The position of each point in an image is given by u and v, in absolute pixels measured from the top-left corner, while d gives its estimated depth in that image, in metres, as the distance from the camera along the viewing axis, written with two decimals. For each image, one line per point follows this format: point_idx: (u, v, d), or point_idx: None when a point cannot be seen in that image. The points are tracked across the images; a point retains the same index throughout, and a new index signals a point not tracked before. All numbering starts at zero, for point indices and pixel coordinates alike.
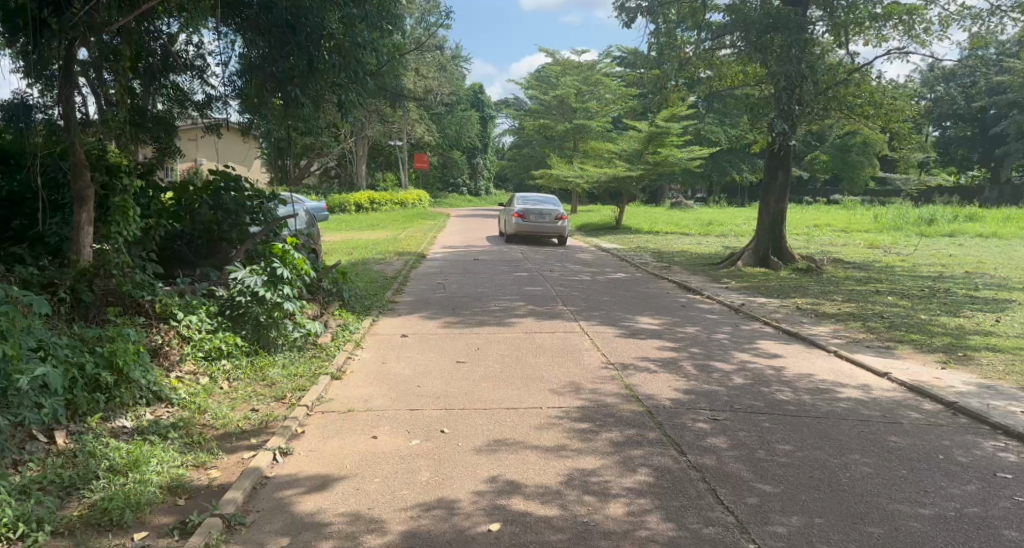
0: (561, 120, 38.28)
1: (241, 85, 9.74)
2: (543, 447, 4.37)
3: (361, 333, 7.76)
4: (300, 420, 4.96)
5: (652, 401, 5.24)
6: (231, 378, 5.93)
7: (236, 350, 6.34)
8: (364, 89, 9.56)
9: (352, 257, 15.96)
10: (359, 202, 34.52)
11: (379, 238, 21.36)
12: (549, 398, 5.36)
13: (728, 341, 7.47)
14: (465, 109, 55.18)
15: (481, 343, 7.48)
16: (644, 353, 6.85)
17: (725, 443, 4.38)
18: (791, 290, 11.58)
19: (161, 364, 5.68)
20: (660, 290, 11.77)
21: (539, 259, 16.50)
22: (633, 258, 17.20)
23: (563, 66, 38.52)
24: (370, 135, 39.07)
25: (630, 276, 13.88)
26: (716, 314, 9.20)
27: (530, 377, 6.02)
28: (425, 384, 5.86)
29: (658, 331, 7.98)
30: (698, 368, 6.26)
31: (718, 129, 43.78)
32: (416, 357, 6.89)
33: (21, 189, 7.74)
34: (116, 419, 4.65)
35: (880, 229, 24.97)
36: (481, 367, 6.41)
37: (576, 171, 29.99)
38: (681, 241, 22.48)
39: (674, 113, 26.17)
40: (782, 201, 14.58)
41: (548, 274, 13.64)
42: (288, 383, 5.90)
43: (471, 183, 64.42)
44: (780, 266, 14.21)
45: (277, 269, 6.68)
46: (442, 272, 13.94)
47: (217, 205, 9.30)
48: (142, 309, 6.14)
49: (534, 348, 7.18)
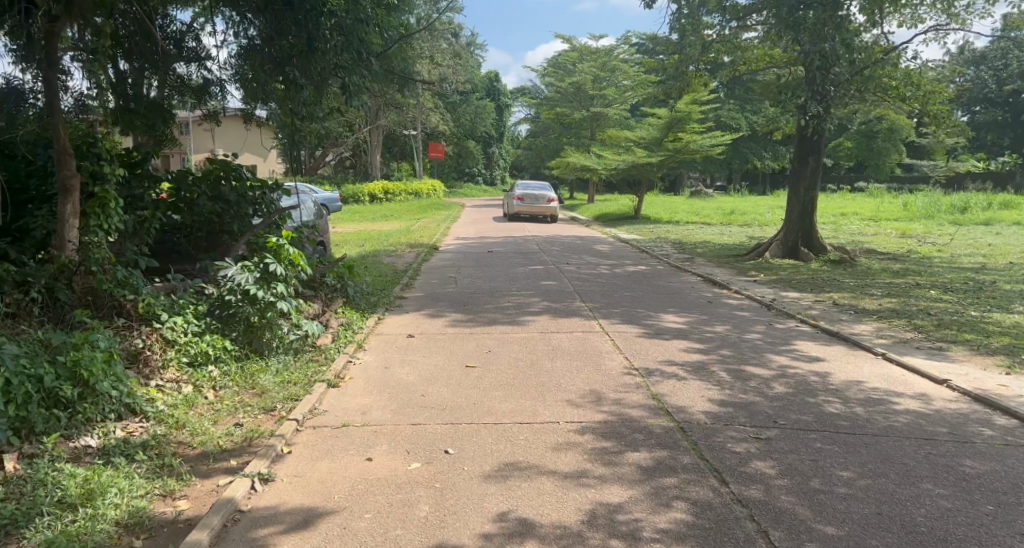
0: (577, 107, 37.42)
1: (239, 67, 9.24)
2: (561, 474, 3.78)
3: (363, 333, 7.22)
4: (287, 438, 4.43)
5: (683, 414, 4.63)
6: (219, 388, 5.40)
7: (225, 354, 5.81)
8: (370, 70, 8.98)
9: (363, 249, 15.46)
10: (373, 193, 34.08)
11: (391, 229, 20.85)
12: (567, 411, 4.78)
13: (763, 342, 6.83)
14: (480, 98, 54.52)
15: (493, 344, 6.93)
16: (671, 356, 6.24)
17: (772, 470, 3.77)
18: (824, 283, 10.87)
19: (140, 373, 5.17)
20: (684, 284, 11.14)
21: (555, 251, 15.90)
22: (654, 249, 16.52)
23: (579, 53, 37.57)
24: (384, 125, 38.55)
25: (651, 268, 13.23)
26: (746, 311, 8.54)
27: (545, 386, 5.44)
28: (430, 393, 5.30)
29: (684, 330, 7.35)
30: (733, 375, 5.64)
31: (738, 115, 42.71)
32: (422, 360, 6.33)
33: (8, 177, 7.20)
34: (80, 437, 4.14)
35: (911, 217, 24.05)
36: (492, 373, 5.85)
37: (593, 160, 29.26)
38: (704, 231, 21.77)
39: (696, 98, 25.31)
40: (812, 189, 13.83)
41: (565, 267, 13.04)
42: (280, 391, 5.37)
43: (487, 173, 63.82)
44: (811, 258, 13.49)
45: (270, 265, 6.15)
46: (454, 265, 13.36)
47: (216, 195, 8.77)
48: (123, 310, 5.62)
49: (550, 350, 6.61)
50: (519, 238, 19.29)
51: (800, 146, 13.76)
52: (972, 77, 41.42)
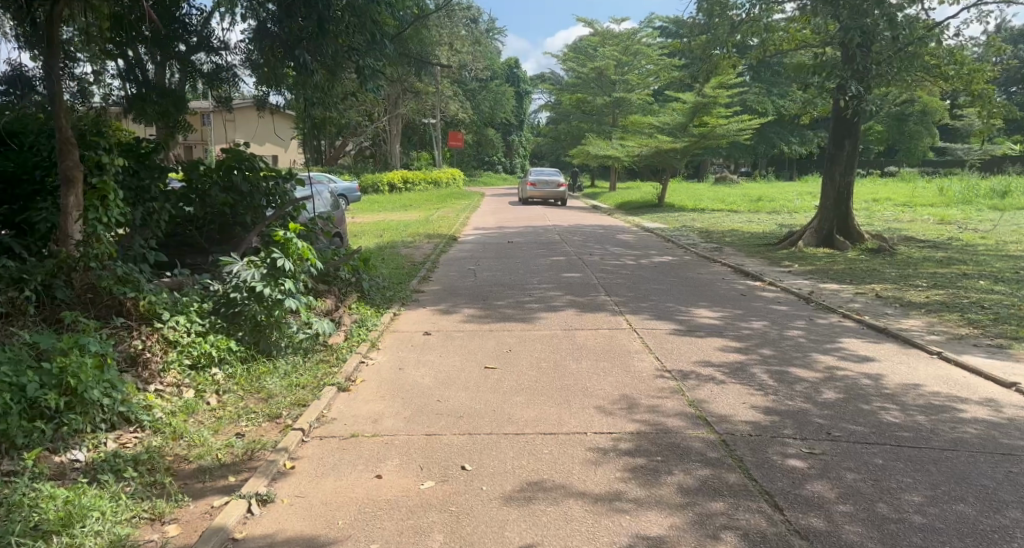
0: (599, 93, 36.71)
1: (252, 53, 8.91)
2: (591, 496, 3.37)
3: (378, 331, 6.88)
4: (291, 452, 4.07)
5: (725, 425, 4.20)
6: (222, 392, 5.04)
7: (230, 356, 5.46)
8: (384, 53, 8.60)
9: (381, 240, 15.11)
10: (392, 182, 33.74)
11: (410, 220, 20.51)
12: (596, 421, 4.36)
13: (805, 340, 6.35)
14: (500, 85, 53.90)
15: (513, 342, 6.54)
16: (707, 356, 5.79)
17: (831, 492, 3.32)
18: (864, 274, 10.29)
19: (138, 377, 4.83)
20: (714, 275, 10.64)
21: (578, 241, 15.41)
22: (680, 238, 15.97)
23: (601, 37, 36.72)
24: (402, 113, 38.14)
25: (677, 259, 12.74)
26: (783, 305, 8.03)
27: (572, 390, 5.03)
28: (447, 399, 4.92)
29: (718, 326, 6.90)
30: (775, 378, 5.20)
31: (764, 99, 41.66)
32: (439, 361, 5.96)
33: (14, 169, 6.74)
34: (67, 451, 3.81)
35: (948, 203, 23.17)
36: (513, 375, 5.47)
37: (616, 146, 28.62)
38: (733, 219, 21.16)
39: (722, 82, 24.56)
40: (849, 173, 13.23)
41: (589, 257, 12.57)
42: (287, 396, 5.00)
43: (507, 161, 63.25)
44: (847, 247, 12.89)
45: (278, 260, 5.72)
46: (473, 256, 12.96)
47: (228, 186, 8.43)
48: (123, 308, 5.27)
49: (574, 349, 6.20)
50: (540, 228, 18.83)
51: (836, 128, 13.14)
52: (1011, 57, 39.96)
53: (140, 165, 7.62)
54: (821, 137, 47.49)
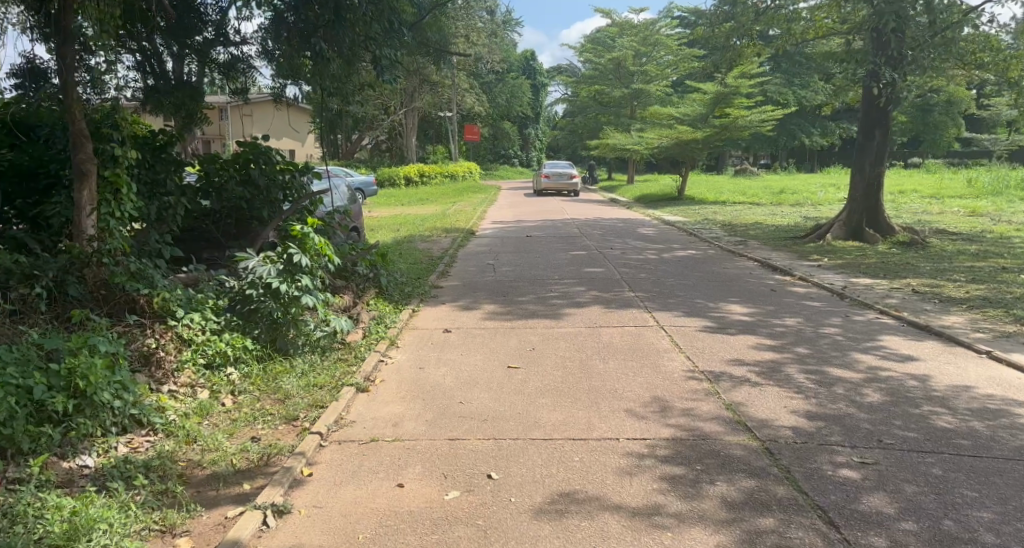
0: (617, 84, 36.28)
1: (269, 45, 8.71)
2: (628, 510, 3.13)
3: (397, 328, 6.68)
4: (309, 457, 3.88)
5: (767, 431, 3.95)
6: (238, 392, 4.84)
7: (246, 355, 5.27)
8: (401, 41, 8.38)
9: (398, 235, 14.93)
10: (409, 176, 33.58)
11: (427, 214, 20.32)
12: (628, 426, 4.12)
13: (843, 338, 6.06)
14: (516, 78, 53.52)
15: (537, 341, 6.31)
16: (740, 356, 5.51)
17: (889, 507, 3.06)
18: (897, 269, 9.94)
19: (151, 377, 4.66)
20: (740, 270, 10.33)
21: (598, 235, 15.13)
22: (703, 232, 15.63)
23: (619, 27, 36.23)
24: (418, 106, 37.93)
25: (701, 253, 12.43)
26: (817, 301, 7.73)
27: (600, 393, 4.79)
28: (470, 401, 4.70)
29: (751, 323, 6.62)
30: (816, 379, 4.93)
31: (784, 90, 40.99)
32: (460, 360, 5.75)
33: (29, 163, 6.58)
34: (76, 456, 3.64)
35: (978, 194, 22.59)
36: (539, 376, 5.24)
37: (634, 138, 28.24)
38: (755, 212, 20.77)
39: (744, 72, 24.10)
40: (879, 163, 12.89)
41: (610, 252, 12.30)
42: (304, 397, 4.80)
43: (524, 154, 62.89)
44: (878, 240, 12.54)
45: (294, 256, 5.43)
46: (492, 250, 12.74)
47: (244, 180, 8.25)
48: (136, 305, 5.09)
49: (600, 348, 5.95)
50: (559, 221, 18.56)
51: (867, 116, 12.81)
52: None
53: (155, 159, 7.46)
54: (843, 128, 46.70)
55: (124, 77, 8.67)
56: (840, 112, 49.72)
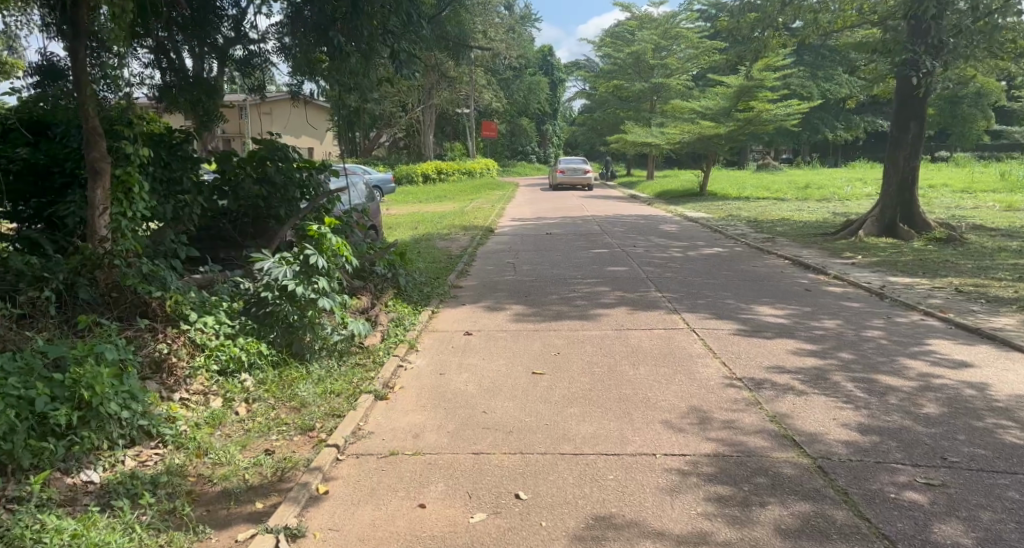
0: (636, 78, 35.79)
1: (287, 41, 8.50)
2: (672, 538, 2.86)
3: (417, 331, 6.46)
4: (325, 471, 3.65)
5: (819, 447, 3.66)
6: (253, 399, 4.61)
7: (261, 360, 5.03)
8: (420, 35, 8.16)
9: (416, 232, 14.73)
10: (427, 172, 33.41)
11: (445, 211, 20.12)
12: (666, 440, 3.83)
13: (888, 342, 5.75)
14: (533, 73, 53.13)
15: (562, 344, 6.04)
16: (780, 362, 5.22)
17: (965, 537, 2.77)
18: (936, 267, 9.56)
19: (163, 384, 4.45)
20: (771, 268, 9.99)
21: (620, 232, 14.82)
22: (728, 228, 15.27)
23: (639, 21, 35.73)
24: (435, 102, 37.70)
25: (727, 250, 12.07)
26: (855, 302, 7.40)
27: (633, 402, 4.51)
28: (494, 410, 4.45)
29: (788, 326, 6.32)
30: (864, 388, 4.63)
31: (808, 83, 40.26)
32: (483, 365, 5.50)
33: (45, 161, 6.38)
34: (80, 471, 3.43)
35: (1012, 189, 22.00)
36: (566, 383, 4.97)
37: (655, 133, 27.81)
38: (781, 207, 20.36)
39: (768, 65, 23.63)
40: (914, 157, 12.63)
41: (633, 249, 11.99)
42: (321, 404, 4.56)
43: (541, 150, 62.47)
44: (912, 237, 12.28)
45: (311, 257, 5.20)
46: (512, 248, 12.49)
47: (261, 177, 8.06)
48: (147, 309, 4.88)
49: (630, 352, 5.67)
50: (578, 218, 18.25)
51: (902, 108, 12.54)
52: None
53: (171, 157, 7.29)
54: (867, 122, 45.85)
55: (139, 74, 8.52)
56: (865, 105, 48.81)
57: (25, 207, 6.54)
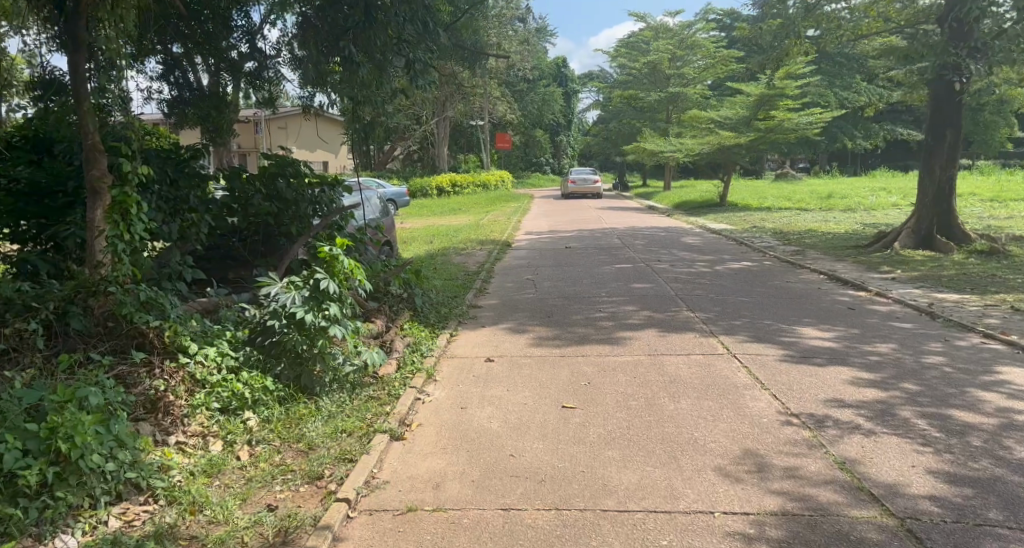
0: (652, 89, 35.35)
1: (300, 52, 8.09)
2: None
3: (435, 357, 6.02)
4: (333, 531, 3.20)
5: (906, 503, 3.18)
6: (257, 441, 4.16)
7: (267, 396, 4.57)
8: (436, 43, 7.76)
9: (431, 247, 14.35)
10: (441, 186, 33.11)
11: (460, 224, 19.74)
12: (725, 495, 3.33)
13: (955, 370, 5.27)
14: (547, 85, 52.91)
15: (592, 372, 5.56)
16: (837, 396, 4.74)
17: None
18: (985, 284, 9.05)
19: (157, 426, 4.02)
20: (806, 284, 9.51)
21: (641, 245, 14.35)
22: (754, 240, 14.77)
23: (654, 30, 35.23)
24: (449, 115, 37.49)
25: (756, 264, 11.58)
26: (907, 323, 6.92)
27: (678, 444, 4.02)
28: (522, 454, 3.99)
29: (840, 353, 5.84)
30: (940, 426, 4.14)
31: (827, 91, 39.61)
32: (507, 397, 5.04)
33: (47, 181, 5.96)
34: (55, 537, 2.99)
35: None
36: (601, 420, 4.50)
37: (673, 143, 27.37)
38: (806, 218, 19.83)
39: (789, 72, 23.15)
40: (951, 166, 12.23)
41: (658, 264, 11.52)
42: (331, 447, 4.11)
43: (555, 162, 62.11)
44: (952, 248, 11.79)
45: (321, 282, 4.72)
46: (531, 264, 12.07)
47: (272, 193, 7.68)
48: (144, 341, 4.45)
49: (667, 382, 5.18)
50: (597, 230, 17.80)
51: (937, 115, 12.17)
52: None
53: (179, 174, 6.92)
54: (887, 130, 45.15)
55: (148, 88, 8.18)
56: (884, 113, 48.06)
57: (25, 224, 6.06)
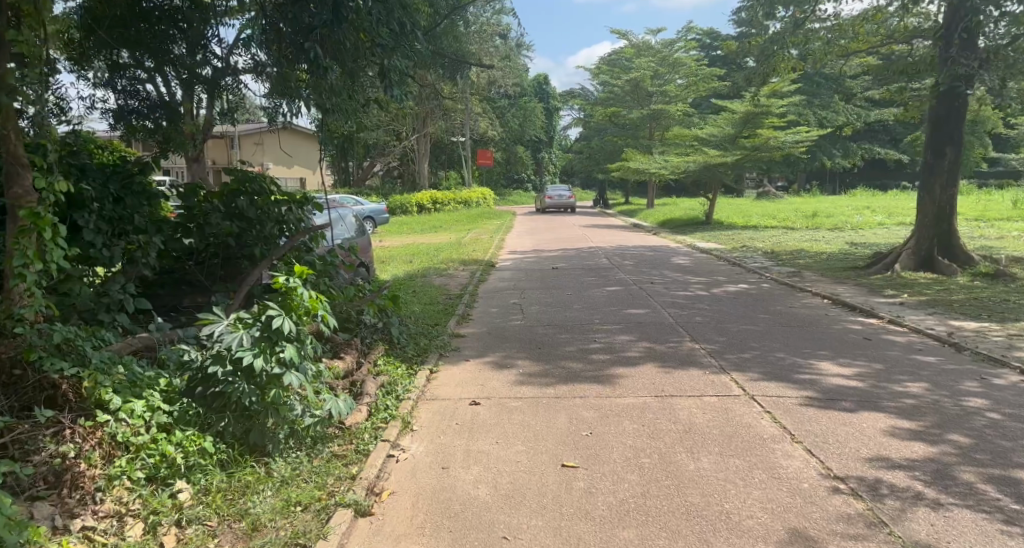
0: (634, 106, 34.97)
1: (263, 56, 7.29)
2: None
3: (411, 400, 5.26)
4: None
5: None
6: (189, 520, 3.39)
7: (207, 460, 3.79)
8: (412, 46, 7.03)
9: (410, 267, 13.59)
10: (421, 202, 32.37)
11: (441, 242, 19.02)
12: None
13: (1006, 418, 4.66)
14: (528, 101, 52.49)
15: (594, 419, 4.82)
16: (881, 452, 4.08)
17: None
18: (1000, 310, 8.54)
19: (62, 505, 3.24)
20: (812, 309, 8.91)
21: (630, 266, 13.69)
22: (746, 260, 14.20)
23: (636, 48, 34.80)
24: (431, 131, 36.78)
25: (754, 287, 10.98)
26: (932, 358, 6.33)
27: (706, 522, 3.31)
28: (519, 536, 3.26)
29: (871, 395, 5.19)
30: (1016, 494, 3.52)
31: (807, 110, 39.53)
32: (497, 452, 4.29)
33: None
34: None
35: None
36: (609, 485, 3.77)
37: (658, 160, 26.93)
38: (794, 237, 19.42)
39: (776, 89, 22.74)
40: (952, 185, 11.77)
41: (651, 286, 10.85)
42: (281, 530, 3.34)
43: (536, 179, 61.63)
44: (956, 271, 11.34)
45: (275, 320, 3.94)
46: (516, 285, 11.35)
47: (233, 213, 6.84)
48: (55, 394, 3.66)
49: (682, 433, 4.47)
50: (583, 249, 17.15)
51: (936, 132, 11.72)
52: None
53: (124, 191, 6.12)
54: (865, 149, 45.41)
55: (91, 96, 7.42)
56: (862, 132, 48.30)
57: None
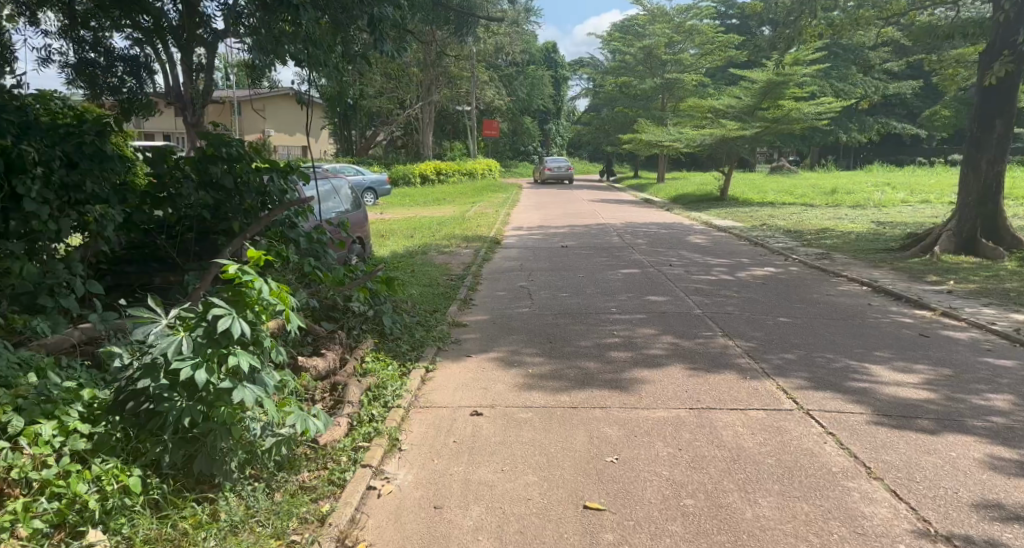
0: (647, 75, 33.60)
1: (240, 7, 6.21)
2: None
3: (399, 409, 4.44)
4: None
5: None
6: None
7: (133, 499, 2.97)
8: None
9: (411, 243, 12.72)
10: (424, 173, 31.36)
11: (445, 216, 18.15)
12: None
13: None
14: (536, 70, 50.94)
15: (620, 440, 3.98)
16: (985, 496, 3.24)
17: None
18: None
19: None
20: (853, 298, 8.02)
21: (644, 245, 12.79)
22: (770, 240, 13.27)
23: (649, 14, 33.27)
24: (435, 99, 35.48)
25: (783, 270, 10.08)
26: (1008, 362, 5.46)
27: None
28: None
29: (951, 412, 4.33)
30: None
31: (825, 81, 38.05)
32: (503, 487, 3.45)
33: None
34: None
35: None
36: (646, 540, 2.95)
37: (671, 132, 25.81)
38: (817, 215, 18.44)
39: (798, 58, 21.47)
40: (1000, 160, 10.79)
41: (670, 269, 9.96)
42: None
43: (544, 150, 60.22)
44: (1002, 255, 10.44)
45: (220, 321, 3.08)
46: (523, 266, 10.48)
47: (207, 181, 5.75)
48: None
49: (730, 462, 3.63)
50: (594, 226, 16.24)
51: (986, 102, 10.70)
52: None
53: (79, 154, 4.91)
54: (883, 123, 43.90)
55: (43, 46, 6.53)
56: (880, 105, 46.74)
57: None
